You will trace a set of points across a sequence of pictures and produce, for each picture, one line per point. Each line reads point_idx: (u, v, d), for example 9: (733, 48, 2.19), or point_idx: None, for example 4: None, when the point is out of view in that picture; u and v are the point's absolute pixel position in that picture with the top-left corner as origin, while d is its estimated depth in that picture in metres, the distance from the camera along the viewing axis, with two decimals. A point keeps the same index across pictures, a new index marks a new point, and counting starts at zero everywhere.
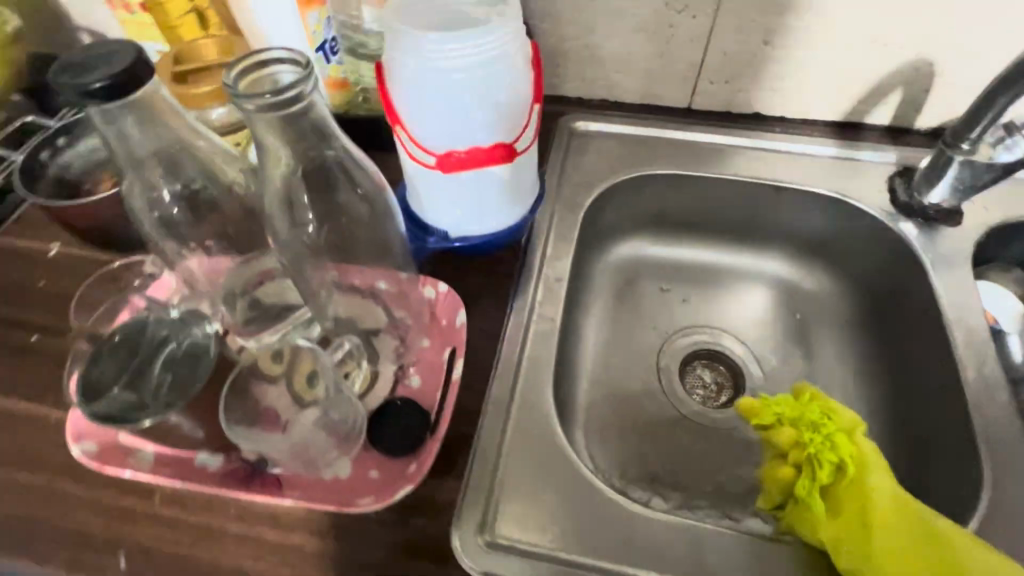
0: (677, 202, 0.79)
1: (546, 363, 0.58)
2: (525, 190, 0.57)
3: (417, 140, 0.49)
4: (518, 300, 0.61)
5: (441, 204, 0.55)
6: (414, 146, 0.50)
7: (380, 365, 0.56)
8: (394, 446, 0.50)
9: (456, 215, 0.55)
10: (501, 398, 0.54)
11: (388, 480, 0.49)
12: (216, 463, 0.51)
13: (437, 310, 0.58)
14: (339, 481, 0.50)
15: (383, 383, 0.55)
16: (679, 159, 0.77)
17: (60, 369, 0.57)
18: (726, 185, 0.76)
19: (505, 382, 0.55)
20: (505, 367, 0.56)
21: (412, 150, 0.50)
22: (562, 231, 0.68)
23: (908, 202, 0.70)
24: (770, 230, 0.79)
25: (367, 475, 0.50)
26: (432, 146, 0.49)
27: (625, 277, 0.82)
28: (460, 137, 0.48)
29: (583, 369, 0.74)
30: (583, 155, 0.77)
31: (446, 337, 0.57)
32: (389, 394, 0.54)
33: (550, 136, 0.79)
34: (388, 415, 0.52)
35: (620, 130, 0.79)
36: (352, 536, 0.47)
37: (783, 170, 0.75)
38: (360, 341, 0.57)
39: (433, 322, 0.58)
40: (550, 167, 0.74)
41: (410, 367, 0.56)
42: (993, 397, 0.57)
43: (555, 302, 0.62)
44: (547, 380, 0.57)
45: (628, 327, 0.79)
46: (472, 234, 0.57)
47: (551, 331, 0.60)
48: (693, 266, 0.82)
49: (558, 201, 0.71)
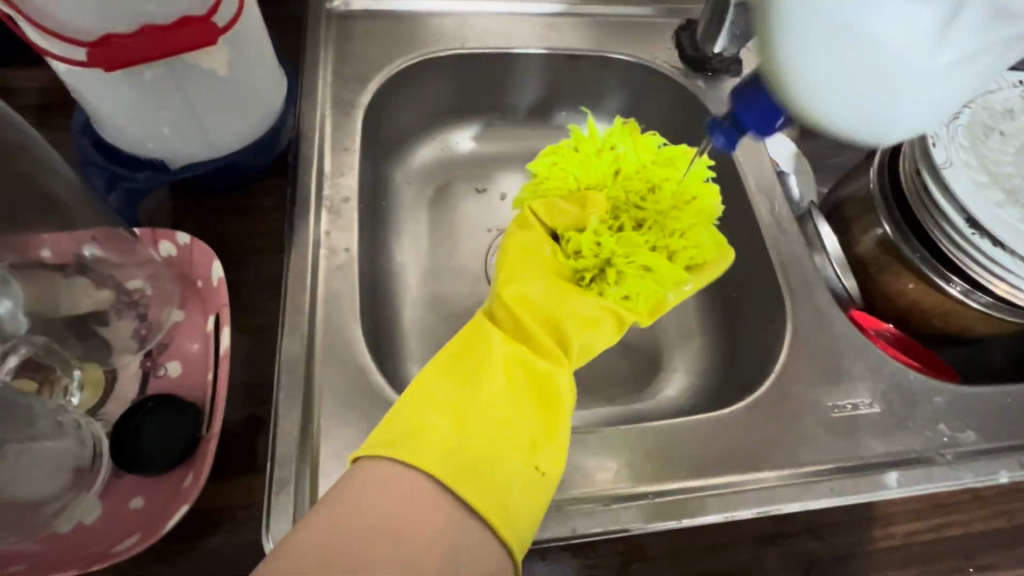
0: (469, 88, 0.69)
1: (345, 305, 0.47)
2: (268, 95, 0.43)
3: (43, 23, 0.31)
4: (295, 239, 0.48)
5: (141, 128, 0.40)
6: (55, 41, 0.33)
7: (118, 362, 0.41)
8: (151, 460, 0.38)
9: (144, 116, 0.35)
10: (294, 363, 0.43)
11: (147, 508, 0.37)
12: None
13: (186, 269, 0.44)
14: (81, 529, 0.36)
15: (126, 380, 0.41)
16: (462, 35, 0.65)
17: None
18: (513, 62, 0.67)
19: (298, 343, 0.44)
20: (293, 324, 0.45)
21: (44, 38, 0.33)
22: (339, 142, 0.55)
23: (694, 55, 0.68)
24: (581, 102, 0.74)
25: (129, 505, 0.37)
26: (85, 35, 0.33)
27: (435, 180, 0.72)
28: (116, 7, 0.32)
29: (407, 294, 0.65)
30: (351, 42, 0.62)
31: (206, 302, 0.43)
32: (141, 393, 0.40)
33: (307, 25, 0.62)
34: (142, 421, 0.39)
35: (389, 9, 0.65)
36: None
37: (580, 36, 0.68)
38: (82, 333, 0.42)
39: (184, 288, 0.44)
40: (312, 64, 0.59)
41: (161, 352, 0.42)
42: (793, 236, 0.59)
43: (343, 230, 0.50)
44: (354, 327, 0.46)
45: (448, 237, 0.70)
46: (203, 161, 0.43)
47: (347, 266, 0.49)
48: (509, 155, 0.75)
49: (330, 105, 0.57)
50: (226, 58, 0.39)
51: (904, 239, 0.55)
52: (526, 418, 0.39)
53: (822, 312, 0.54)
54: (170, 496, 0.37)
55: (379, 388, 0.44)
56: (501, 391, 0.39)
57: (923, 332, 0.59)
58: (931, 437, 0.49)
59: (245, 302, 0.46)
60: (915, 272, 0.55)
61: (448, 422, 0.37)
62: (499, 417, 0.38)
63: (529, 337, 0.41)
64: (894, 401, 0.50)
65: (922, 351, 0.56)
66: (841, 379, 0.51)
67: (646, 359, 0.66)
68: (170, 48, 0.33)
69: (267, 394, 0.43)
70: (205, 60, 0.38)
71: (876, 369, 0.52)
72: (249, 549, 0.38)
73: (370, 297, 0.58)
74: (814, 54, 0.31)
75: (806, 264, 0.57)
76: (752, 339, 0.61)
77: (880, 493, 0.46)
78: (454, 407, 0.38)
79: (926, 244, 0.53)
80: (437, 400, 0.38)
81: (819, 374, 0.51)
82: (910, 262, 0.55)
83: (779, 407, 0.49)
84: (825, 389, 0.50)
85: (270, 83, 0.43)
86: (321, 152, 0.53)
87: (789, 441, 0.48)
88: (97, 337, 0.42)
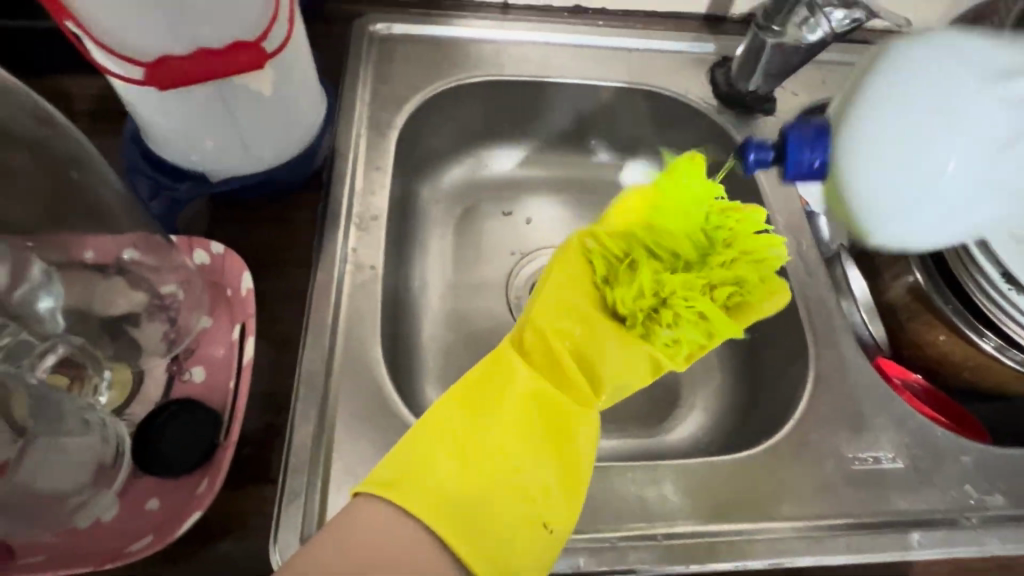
0: (503, 113, 0.71)
1: (367, 321, 0.48)
2: (307, 114, 0.45)
3: (108, 46, 0.34)
4: (323, 254, 0.49)
5: (186, 141, 0.41)
6: (115, 56, 0.34)
7: (146, 363, 0.43)
8: (170, 463, 0.39)
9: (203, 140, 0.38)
10: (313, 376, 0.44)
11: (163, 510, 0.38)
12: None
13: (217, 276, 0.45)
14: (99, 526, 0.37)
15: (153, 383, 0.42)
16: (499, 62, 0.67)
17: None
18: (547, 90, 0.69)
19: (318, 357, 0.45)
20: (315, 338, 0.46)
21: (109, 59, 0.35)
22: (373, 162, 0.56)
23: (728, 92, 0.68)
24: (613, 132, 0.74)
25: (145, 506, 0.38)
26: (145, 53, 0.34)
27: (463, 201, 0.73)
28: (176, 29, 0.34)
29: (428, 312, 0.65)
30: (390, 65, 0.64)
31: (234, 311, 0.45)
32: (165, 396, 0.42)
33: (349, 46, 0.65)
34: (164, 424, 0.40)
35: (429, 33, 0.67)
36: None
37: (614, 68, 0.69)
38: (114, 333, 0.44)
39: (213, 296, 0.45)
40: (352, 84, 0.61)
41: (187, 356, 0.43)
42: (820, 279, 0.58)
43: (370, 248, 0.52)
44: (373, 343, 0.47)
45: (472, 258, 0.70)
46: (242, 175, 0.45)
47: (371, 282, 0.50)
48: (537, 181, 0.75)
49: (366, 125, 0.59)
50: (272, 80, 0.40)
51: (936, 290, 0.53)
52: (541, 465, 0.39)
53: (847, 359, 0.53)
54: (185, 499, 0.38)
55: (394, 407, 0.44)
56: (519, 434, 0.39)
57: (952, 386, 0.57)
58: (956, 498, 0.47)
59: (270, 313, 0.47)
60: (947, 324, 0.53)
61: (455, 459, 0.37)
62: (510, 458, 0.38)
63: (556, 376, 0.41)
64: (919, 456, 0.49)
65: (952, 406, 0.55)
66: (865, 430, 0.50)
67: (663, 393, 0.65)
68: (222, 70, 0.35)
69: (285, 405, 0.44)
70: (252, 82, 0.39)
71: (902, 422, 0.50)
72: (256, 559, 0.38)
73: (391, 313, 0.59)
74: (880, 140, 0.37)
75: (833, 308, 0.56)
76: (773, 380, 0.60)
77: (900, 553, 0.45)
78: (467, 443, 0.38)
79: (960, 296, 0.52)
80: (449, 427, 0.39)
81: (842, 423, 0.50)
82: (942, 313, 0.53)
83: (798, 454, 0.48)
84: (847, 439, 0.49)
85: (309, 108, 0.45)
86: (354, 170, 0.55)
87: (807, 490, 0.46)
88: (128, 338, 0.44)
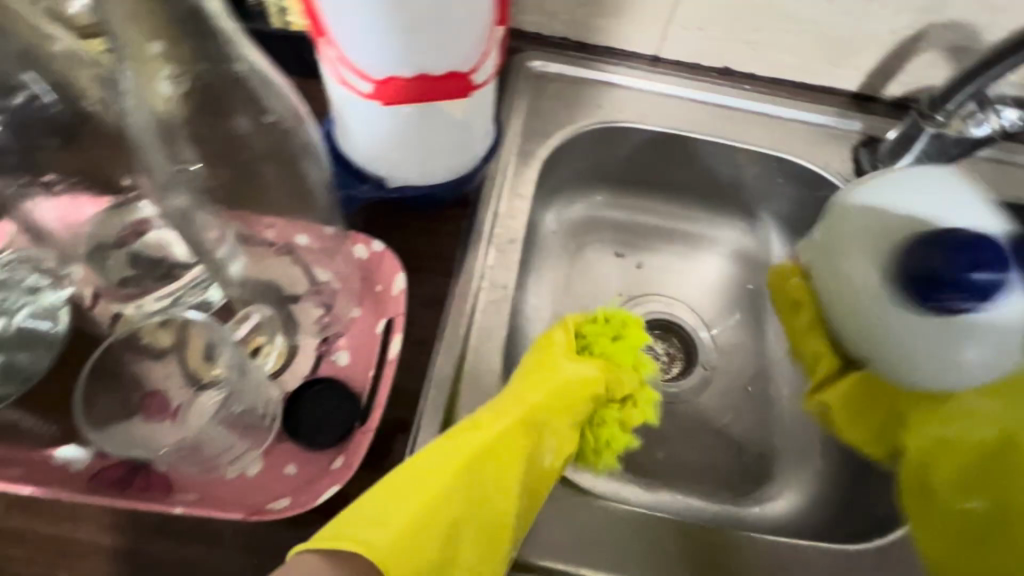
0: (636, 158, 0.72)
1: (494, 338, 0.51)
2: (480, 138, 0.49)
3: (350, 60, 0.39)
4: (466, 267, 0.52)
5: (379, 150, 0.46)
6: (351, 70, 0.39)
7: (301, 338, 0.47)
8: (311, 435, 0.42)
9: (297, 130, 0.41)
10: (445, 382, 0.47)
11: (298, 478, 0.41)
12: (81, 461, 0.40)
13: (371, 273, 0.49)
14: (241, 480, 0.41)
15: (303, 357, 0.46)
16: (644, 113, 0.69)
17: None
18: (683, 144, 0.70)
19: (450, 364, 0.48)
20: (449, 346, 0.48)
21: (344, 70, 0.40)
22: (516, 188, 0.59)
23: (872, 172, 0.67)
24: (740, 193, 0.74)
25: (282, 471, 0.41)
26: (376, 71, 0.39)
27: (580, 235, 0.75)
28: (408, 56, 0.38)
29: (534, 336, 0.68)
30: (540, 101, 0.68)
31: (382, 306, 0.48)
32: (311, 373, 0.45)
33: (506, 75, 0.68)
34: (309, 398, 0.43)
35: (579, 75, 0.69)
36: (254, 541, 0.39)
37: (755, 133, 0.70)
38: (277, 307, 0.48)
39: (364, 288, 0.49)
40: (506, 111, 0.65)
41: (334, 340, 0.47)
42: None
43: (507, 267, 0.55)
44: (496, 360, 0.50)
45: (580, 292, 0.72)
46: (415, 185, 0.49)
47: (503, 301, 0.53)
48: (653, 228, 0.77)
49: (514, 153, 0.62)
50: (468, 108, 0.44)
51: None
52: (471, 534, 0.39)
53: None
54: (319, 473, 0.41)
55: None
56: (473, 508, 0.40)
57: None
58: None
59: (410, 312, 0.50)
60: None
61: (455, 485, 0.40)
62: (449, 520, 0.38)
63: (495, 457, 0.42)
64: None
65: None
66: None
67: (757, 463, 0.64)
68: (431, 94, 0.40)
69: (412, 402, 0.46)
70: (454, 108, 0.43)
71: None
72: None
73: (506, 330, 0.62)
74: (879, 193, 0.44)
75: None
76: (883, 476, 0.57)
77: None
78: (453, 493, 0.39)
79: None
80: (458, 451, 0.41)
81: None
82: None
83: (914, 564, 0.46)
84: None
85: (482, 132, 0.49)
86: (500, 192, 0.58)
87: None
88: (288, 314, 0.48)
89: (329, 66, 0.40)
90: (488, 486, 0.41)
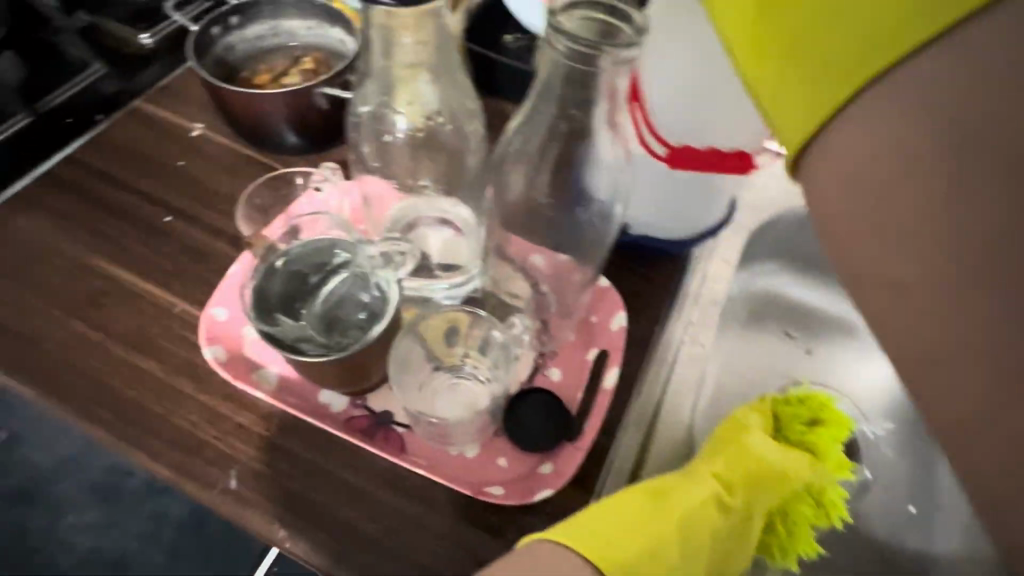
0: None
1: (687, 390, 0.54)
2: (721, 207, 0.55)
3: (655, 125, 0.46)
4: (672, 319, 0.56)
5: (638, 201, 0.52)
6: (652, 134, 0.47)
7: (520, 349, 0.51)
8: (527, 439, 0.46)
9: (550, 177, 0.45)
10: (641, 421, 0.50)
11: (509, 472, 0.46)
12: (339, 405, 0.48)
13: (592, 304, 0.54)
14: (462, 460, 0.46)
15: (522, 365, 0.51)
16: None
17: (210, 258, 0.56)
18: None
19: (647, 406, 0.51)
20: (649, 389, 0.52)
21: (644, 129, 0.47)
22: (724, 254, 0.62)
23: None
24: None
25: (496, 462, 0.46)
26: (673, 138, 0.47)
27: (756, 308, 0.75)
28: (705, 131, 0.46)
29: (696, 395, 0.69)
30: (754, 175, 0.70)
31: (596, 337, 0.52)
32: (528, 381, 0.50)
33: None
34: (528, 405, 0.48)
35: None
36: (468, 518, 0.44)
37: None
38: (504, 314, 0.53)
39: (582, 320, 0.53)
40: None
41: (550, 356, 0.52)
42: None
43: (707, 327, 0.57)
44: (686, 413, 0.53)
45: (746, 362, 0.73)
46: (654, 237, 0.55)
47: (699, 359, 0.55)
48: (832, 318, 0.75)
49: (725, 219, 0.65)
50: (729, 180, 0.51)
51: None
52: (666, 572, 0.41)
53: None
54: (529, 473, 0.45)
55: None
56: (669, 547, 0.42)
57: None
58: None
59: None
60: None
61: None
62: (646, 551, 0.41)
63: (689, 510, 0.44)
64: None
65: None
66: None
67: None
68: (714, 166, 0.47)
69: None
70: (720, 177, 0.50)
71: None
72: None
73: None
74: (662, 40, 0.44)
75: None
76: None
77: None
78: (651, 530, 0.42)
79: None
80: (643, 523, 0.42)
81: None
82: None
83: None
84: None
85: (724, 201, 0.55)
86: (709, 255, 0.61)
87: None
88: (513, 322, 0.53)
89: (634, 127, 0.47)
90: (681, 531, 0.43)
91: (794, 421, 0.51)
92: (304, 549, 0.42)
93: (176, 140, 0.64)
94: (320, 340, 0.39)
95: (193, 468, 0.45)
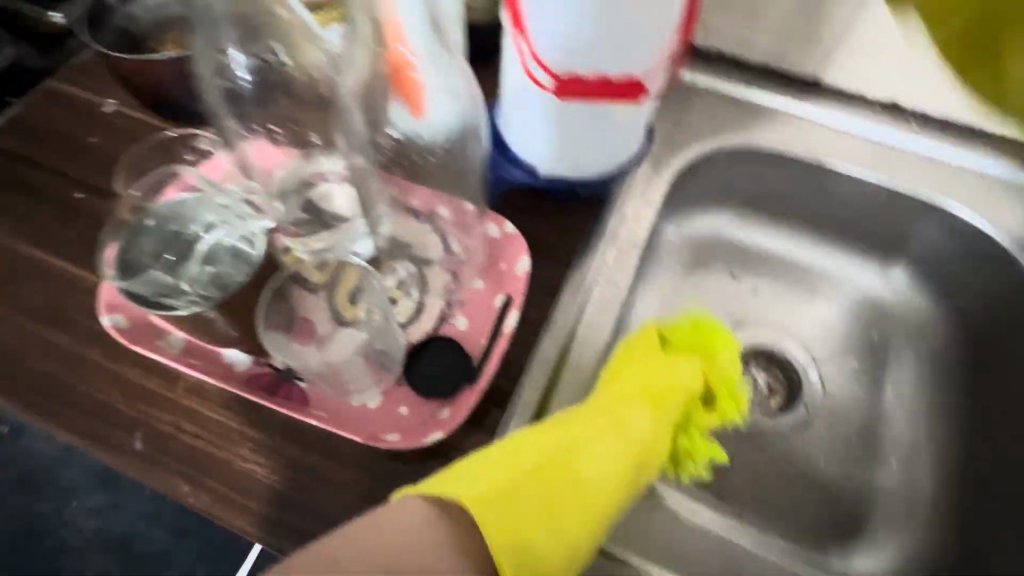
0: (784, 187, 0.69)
1: (602, 333, 0.53)
2: (634, 140, 0.52)
3: (539, 56, 0.44)
4: (586, 261, 0.55)
5: (541, 140, 0.51)
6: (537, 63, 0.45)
7: (426, 300, 0.52)
8: (425, 383, 0.47)
9: (438, 133, 0.48)
10: (547, 366, 0.50)
11: (409, 421, 0.46)
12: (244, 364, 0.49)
13: (498, 252, 0.53)
14: (363, 410, 0.47)
15: (430, 316, 0.51)
16: (793, 135, 0.66)
17: None
18: (830, 178, 0.66)
19: (553, 353, 0.50)
20: (556, 333, 0.51)
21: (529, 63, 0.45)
22: (645, 196, 0.61)
23: None
24: (889, 238, 0.69)
25: (396, 410, 0.47)
26: (558, 68, 0.44)
27: (700, 252, 0.73)
28: (589, 59, 0.43)
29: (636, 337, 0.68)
30: (687, 114, 0.67)
31: (502, 283, 0.52)
32: (434, 331, 0.50)
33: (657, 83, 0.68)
34: (427, 352, 0.48)
35: (730, 90, 0.68)
36: (366, 467, 0.45)
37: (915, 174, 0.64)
38: (415, 270, 0.53)
39: (492, 265, 0.53)
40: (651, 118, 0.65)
41: (457, 306, 0.51)
42: None
43: (624, 270, 0.56)
44: (598, 355, 0.52)
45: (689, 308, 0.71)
46: (564, 175, 0.53)
47: (613, 300, 0.55)
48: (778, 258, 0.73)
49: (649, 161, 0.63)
50: (631, 112, 0.48)
51: None
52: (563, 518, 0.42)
53: None
54: (428, 419, 0.46)
55: None
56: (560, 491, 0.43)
57: None
58: None
59: None
60: None
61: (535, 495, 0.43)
62: (539, 500, 0.42)
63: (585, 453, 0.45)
64: None
65: None
66: None
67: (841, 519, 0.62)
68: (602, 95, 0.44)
69: None
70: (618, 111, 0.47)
71: None
72: None
73: None
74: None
75: None
76: None
77: None
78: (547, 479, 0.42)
79: None
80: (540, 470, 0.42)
81: None
82: None
83: None
84: None
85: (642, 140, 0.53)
86: (628, 198, 0.60)
87: None
88: (422, 275, 0.53)
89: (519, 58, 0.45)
90: (579, 479, 0.44)
91: (693, 343, 0.52)
92: (207, 504, 0.44)
93: (89, 117, 0.63)
94: (188, 293, 0.50)
95: (102, 433, 0.46)
